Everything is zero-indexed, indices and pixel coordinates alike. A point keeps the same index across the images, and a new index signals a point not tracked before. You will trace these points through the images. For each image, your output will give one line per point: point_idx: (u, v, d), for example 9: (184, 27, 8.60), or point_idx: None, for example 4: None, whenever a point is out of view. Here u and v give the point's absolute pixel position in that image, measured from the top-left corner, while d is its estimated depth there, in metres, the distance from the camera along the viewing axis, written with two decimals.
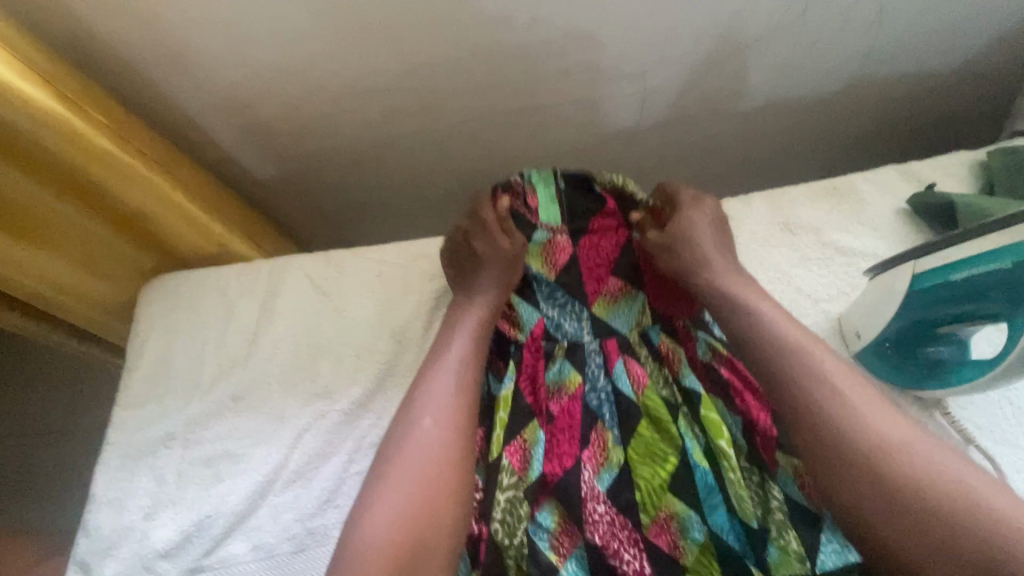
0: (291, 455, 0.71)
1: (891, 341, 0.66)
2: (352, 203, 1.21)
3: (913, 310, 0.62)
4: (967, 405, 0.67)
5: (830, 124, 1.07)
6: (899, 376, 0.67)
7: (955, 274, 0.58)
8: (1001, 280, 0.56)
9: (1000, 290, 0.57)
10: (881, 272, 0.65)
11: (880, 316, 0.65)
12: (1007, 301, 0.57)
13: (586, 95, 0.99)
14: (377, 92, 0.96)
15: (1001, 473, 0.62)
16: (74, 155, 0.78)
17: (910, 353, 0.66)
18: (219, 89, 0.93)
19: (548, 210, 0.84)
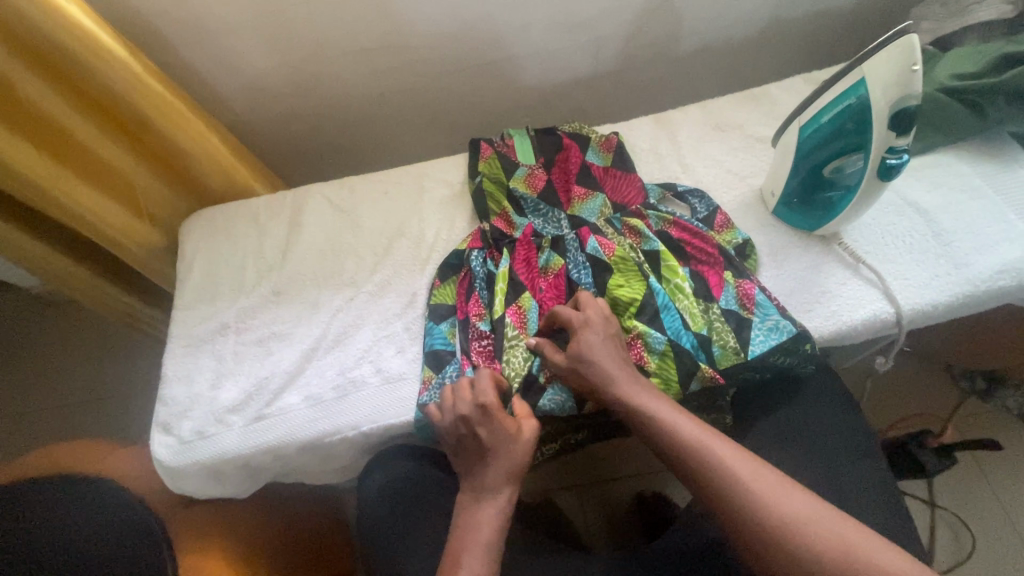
0: (328, 328, 0.85)
1: (798, 189, 0.79)
2: (353, 157, 1.36)
3: (803, 156, 0.75)
4: (860, 236, 0.80)
5: (748, 63, 1.32)
6: (806, 220, 0.81)
7: (822, 117, 0.70)
8: (851, 113, 0.67)
9: (856, 120, 0.67)
10: (782, 136, 0.78)
11: (784, 173, 0.79)
12: (858, 129, 0.68)
13: (550, 45, 1.19)
14: (373, 50, 1.13)
15: (884, 283, 0.76)
16: (142, 104, 0.89)
17: (815, 195, 0.78)
18: (242, 59, 1.09)
19: (524, 151, 0.96)
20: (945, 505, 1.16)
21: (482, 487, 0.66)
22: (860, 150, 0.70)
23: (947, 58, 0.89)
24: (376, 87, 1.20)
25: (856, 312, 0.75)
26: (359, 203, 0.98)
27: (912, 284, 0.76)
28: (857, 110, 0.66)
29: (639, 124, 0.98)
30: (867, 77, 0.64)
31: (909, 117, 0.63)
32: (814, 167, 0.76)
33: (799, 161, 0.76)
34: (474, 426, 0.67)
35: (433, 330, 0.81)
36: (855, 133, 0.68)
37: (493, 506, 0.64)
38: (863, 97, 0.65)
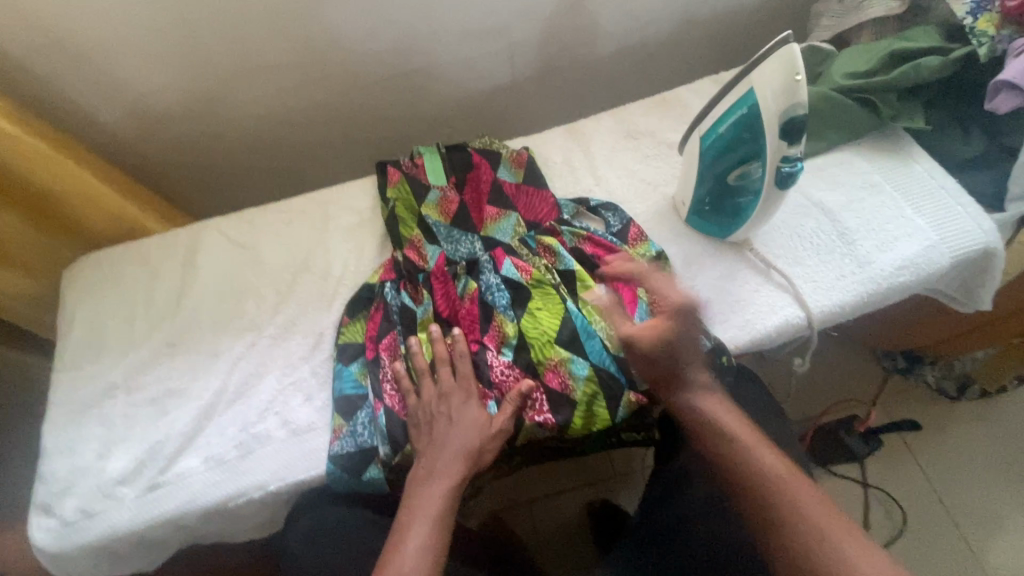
0: (229, 379, 0.78)
1: (706, 197, 0.78)
2: (265, 182, 1.28)
3: (706, 164, 0.74)
4: (769, 241, 0.80)
5: (666, 64, 1.32)
6: (718, 229, 0.80)
7: (720, 127, 0.70)
8: (744, 123, 0.67)
9: (751, 132, 0.67)
10: (687, 145, 0.77)
11: (692, 183, 0.78)
12: (752, 139, 0.67)
13: (462, 54, 1.14)
14: (270, 68, 1.05)
15: (795, 288, 0.76)
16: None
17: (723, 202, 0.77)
18: (126, 86, 1.00)
19: (435, 171, 0.91)
20: (877, 484, 1.21)
21: (440, 460, 0.66)
22: (757, 159, 0.69)
23: (841, 55, 0.91)
24: (280, 105, 1.12)
25: (767, 319, 0.75)
26: (261, 236, 0.90)
27: (819, 287, 0.77)
28: (750, 121, 0.66)
29: (551, 136, 0.95)
30: (756, 89, 0.64)
31: (798, 126, 0.63)
32: (718, 176, 0.75)
33: (704, 169, 0.75)
34: (449, 408, 0.69)
35: (342, 374, 0.76)
36: (751, 145, 0.68)
37: (447, 482, 0.65)
38: (754, 109, 0.65)
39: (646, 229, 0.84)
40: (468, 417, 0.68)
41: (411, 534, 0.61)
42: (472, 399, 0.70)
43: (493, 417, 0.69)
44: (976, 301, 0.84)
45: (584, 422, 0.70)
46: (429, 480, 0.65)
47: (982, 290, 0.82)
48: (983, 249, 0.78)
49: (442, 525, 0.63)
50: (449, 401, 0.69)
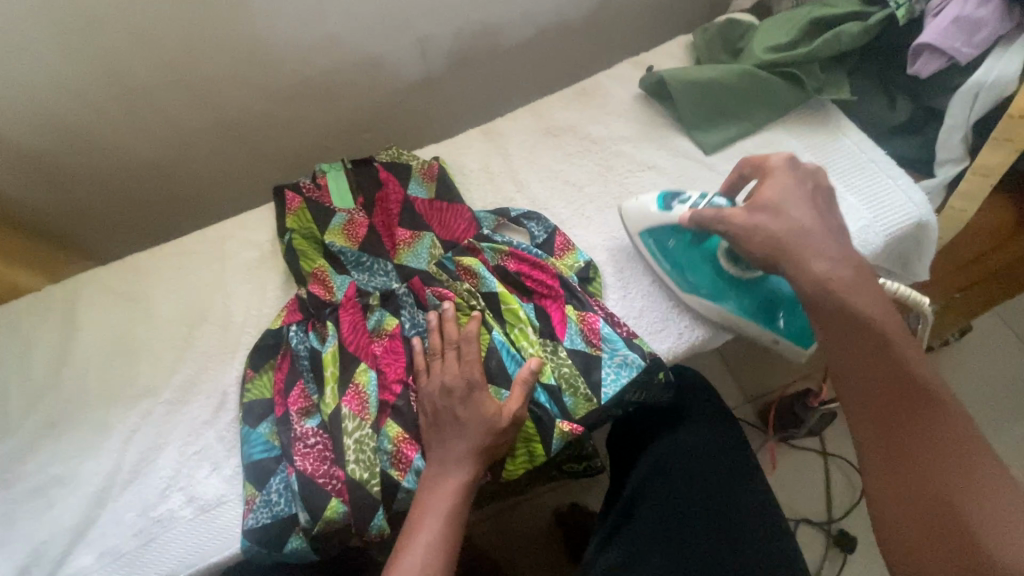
0: (123, 457, 0.69)
1: (747, 306, 0.68)
2: (167, 213, 1.14)
3: (709, 293, 0.69)
4: None
5: (591, 46, 1.25)
6: (797, 331, 0.68)
7: (681, 273, 0.70)
8: (671, 236, 0.70)
9: (678, 238, 0.69)
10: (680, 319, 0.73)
11: (724, 314, 0.69)
12: (681, 235, 0.69)
13: (364, 53, 1.04)
14: (144, 87, 0.94)
15: None
16: None
17: (769, 297, 0.67)
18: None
19: (339, 192, 0.82)
20: (836, 451, 1.23)
21: (450, 459, 0.61)
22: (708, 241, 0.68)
23: (763, 26, 0.85)
24: (167, 127, 1.01)
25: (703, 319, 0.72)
26: (149, 285, 0.80)
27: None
28: (669, 232, 0.69)
29: (466, 141, 0.87)
30: (643, 226, 0.71)
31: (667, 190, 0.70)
32: (730, 289, 0.68)
33: (699, 292, 0.70)
34: (456, 400, 0.62)
35: (250, 438, 0.67)
36: (694, 246, 0.69)
37: (458, 483, 0.60)
38: (657, 231, 0.70)
39: (572, 235, 0.78)
40: (480, 405, 0.62)
41: (417, 535, 0.58)
42: (484, 395, 0.63)
43: (505, 407, 0.62)
44: (912, 274, 0.81)
45: (522, 461, 0.66)
46: (442, 477, 0.61)
47: (918, 260, 0.80)
48: (916, 223, 0.76)
49: (453, 524, 0.59)
50: (452, 394, 0.63)
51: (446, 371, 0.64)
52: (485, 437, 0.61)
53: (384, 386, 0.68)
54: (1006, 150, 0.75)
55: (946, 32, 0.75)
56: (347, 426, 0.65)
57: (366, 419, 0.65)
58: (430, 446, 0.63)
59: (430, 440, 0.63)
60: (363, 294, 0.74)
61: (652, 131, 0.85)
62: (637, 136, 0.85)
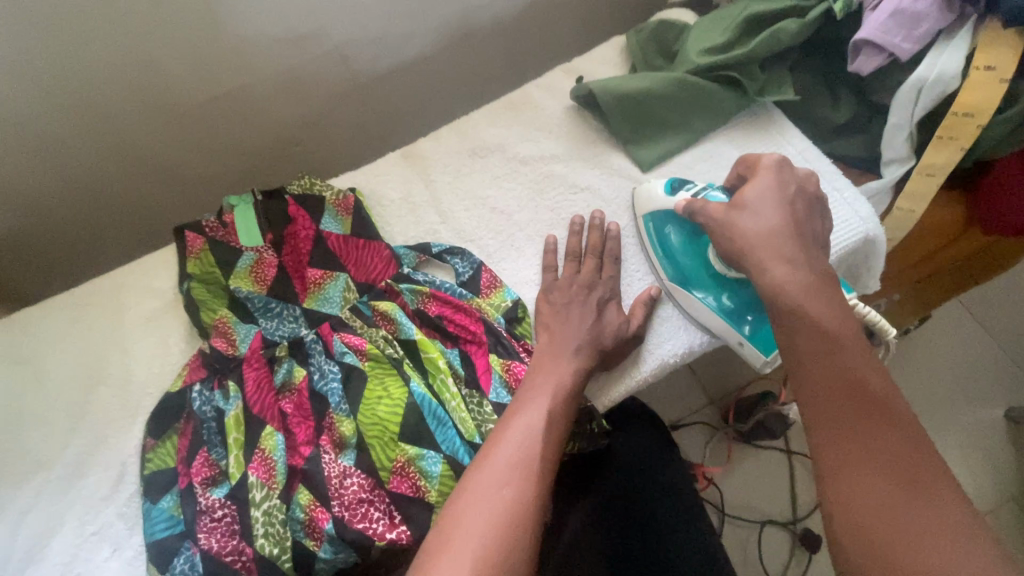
0: (14, 543, 0.63)
1: (723, 306, 0.67)
2: (80, 251, 1.05)
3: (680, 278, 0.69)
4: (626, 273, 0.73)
5: (530, 43, 1.17)
6: (755, 339, 0.66)
7: (664, 257, 0.71)
8: (667, 218, 0.70)
9: (678, 228, 0.70)
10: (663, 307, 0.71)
11: (691, 303, 0.68)
12: (672, 223, 0.70)
13: (277, 66, 0.95)
14: (25, 118, 0.84)
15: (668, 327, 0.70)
16: None
17: (749, 300, 0.66)
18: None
19: (246, 229, 0.75)
20: (800, 449, 1.21)
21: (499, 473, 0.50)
22: (697, 232, 0.69)
23: (697, 25, 0.79)
24: (63, 160, 0.91)
25: (700, 336, 0.70)
26: (41, 347, 0.73)
27: (687, 324, 0.70)
28: (670, 219, 0.70)
29: (386, 166, 0.80)
30: (647, 209, 0.72)
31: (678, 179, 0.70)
32: (714, 284, 0.67)
33: (685, 284, 0.69)
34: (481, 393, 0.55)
35: (152, 514, 0.62)
36: (694, 236, 0.69)
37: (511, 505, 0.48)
38: (658, 216, 0.71)
39: (501, 271, 0.73)
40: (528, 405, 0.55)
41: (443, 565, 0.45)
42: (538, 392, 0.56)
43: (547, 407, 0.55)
44: (861, 286, 0.78)
45: None
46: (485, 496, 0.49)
47: (867, 272, 0.76)
48: (864, 237, 0.72)
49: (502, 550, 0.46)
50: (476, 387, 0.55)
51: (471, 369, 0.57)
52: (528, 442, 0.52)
53: (293, 448, 0.63)
54: (951, 151, 0.72)
55: (885, 27, 0.70)
56: (253, 497, 0.60)
57: (273, 487, 0.60)
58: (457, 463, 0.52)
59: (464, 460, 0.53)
60: (272, 346, 0.69)
61: (585, 145, 0.80)
62: (567, 154, 0.79)
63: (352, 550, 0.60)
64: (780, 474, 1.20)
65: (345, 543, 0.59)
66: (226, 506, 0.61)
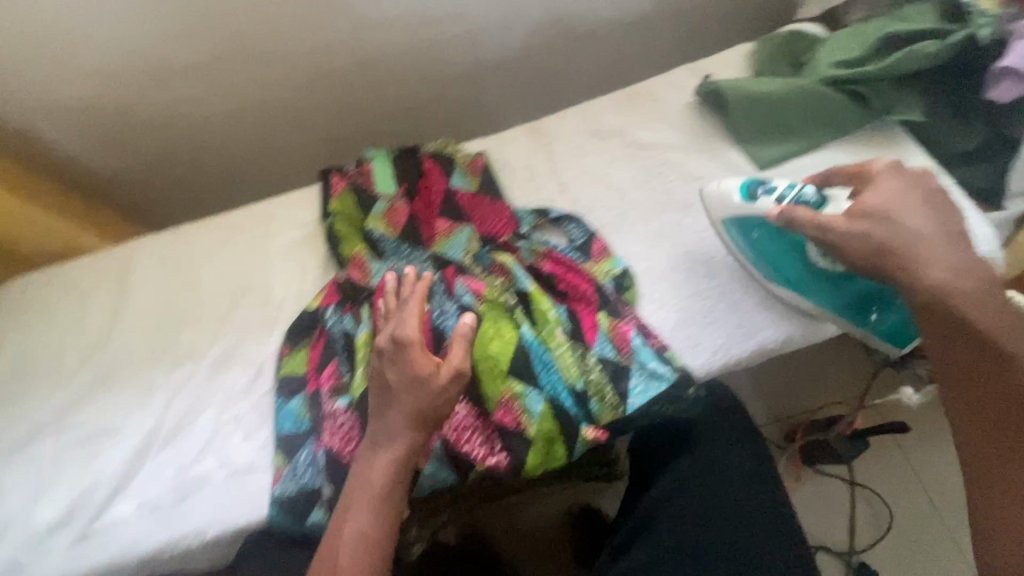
0: (164, 417, 0.73)
1: (830, 299, 0.69)
2: (215, 187, 1.18)
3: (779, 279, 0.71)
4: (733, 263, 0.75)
5: (646, 47, 1.22)
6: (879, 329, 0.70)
7: (758, 264, 0.72)
8: (759, 226, 0.70)
9: (765, 232, 0.70)
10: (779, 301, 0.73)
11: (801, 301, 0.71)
12: (766, 231, 0.70)
13: (414, 41, 1.05)
14: (202, 61, 0.97)
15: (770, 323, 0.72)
16: None
17: (864, 294, 0.69)
18: (45, 88, 0.94)
19: (384, 179, 0.84)
20: (867, 482, 1.18)
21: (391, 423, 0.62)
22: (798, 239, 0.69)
23: (832, 38, 0.81)
24: (223, 103, 1.04)
25: (800, 329, 0.71)
26: (197, 257, 0.83)
27: (784, 319, 0.72)
28: (754, 223, 0.70)
29: (512, 136, 0.87)
30: (723, 214, 0.72)
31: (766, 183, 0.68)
32: (818, 280, 0.69)
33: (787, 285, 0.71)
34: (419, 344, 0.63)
35: (282, 410, 0.70)
36: (779, 238, 0.69)
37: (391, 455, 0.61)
38: (742, 224, 0.71)
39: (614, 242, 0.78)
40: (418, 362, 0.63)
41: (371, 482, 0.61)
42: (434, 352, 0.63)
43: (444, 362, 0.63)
44: None
45: (539, 460, 0.66)
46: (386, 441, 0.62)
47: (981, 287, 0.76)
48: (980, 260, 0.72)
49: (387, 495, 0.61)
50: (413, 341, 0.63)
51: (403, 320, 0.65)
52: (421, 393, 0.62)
53: None
54: None
55: None
56: None
57: None
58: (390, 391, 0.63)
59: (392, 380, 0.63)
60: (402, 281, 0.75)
61: (704, 139, 0.83)
62: (685, 145, 0.83)
63: (453, 471, 0.66)
64: (843, 504, 1.17)
65: (450, 460, 0.66)
66: (349, 413, 0.68)
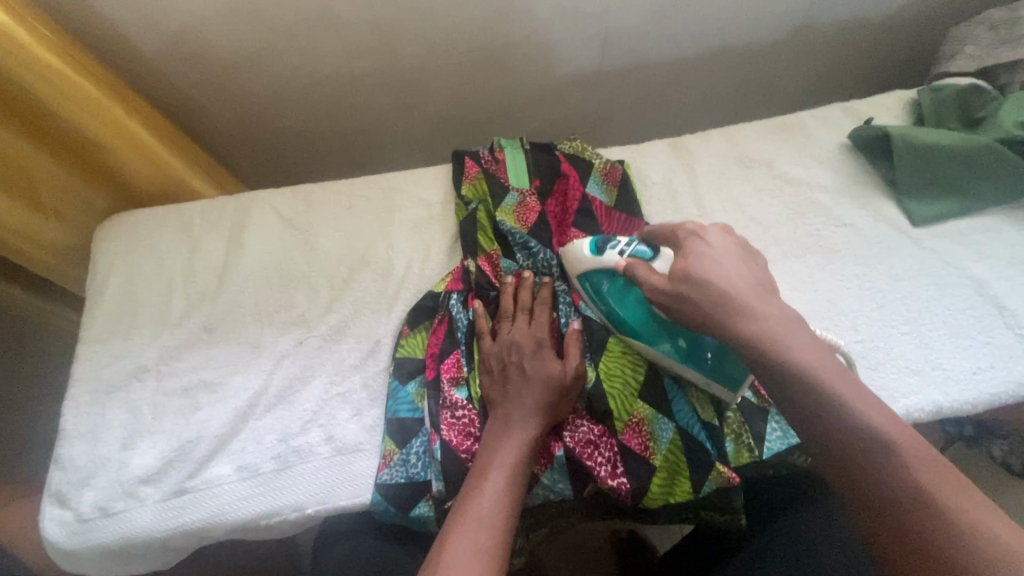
0: (270, 380, 0.70)
1: (681, 355, 0.63)
2: (313, 149, 1.15)
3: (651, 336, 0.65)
4: (878, 314, 0.71)
5: (773, 73, 1.18)
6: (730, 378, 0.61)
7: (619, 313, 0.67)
8: (605, 276, 0.66)
9: (614, 287, 0.67)
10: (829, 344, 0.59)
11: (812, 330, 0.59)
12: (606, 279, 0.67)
13: (553, 34, 1.00)
14: (342, 23, 0.91)
15: (921, 386, 0.66)
16: (39, 86, 0.72)
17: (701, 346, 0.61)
18: (165, 15, 0.85)
19: (516, 172, 0.81)
20: None
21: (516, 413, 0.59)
22: (613, 279, 0.66)
23: (1010, 99, 0.78)
24: (347, 69, 0.98)
25: (954, 398, 0.65)
26: (316, 218, 0.81)
27: (936, 384, 0.66)
28: (604, 275, 0.67)
29: (653, 149, 0.85)
30: (581, 269, 0.68)
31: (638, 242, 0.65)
32: (665, 336, 0.63)
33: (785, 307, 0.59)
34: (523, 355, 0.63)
35: (398, 393, 0.67)
36: (626, 289, 0.66)
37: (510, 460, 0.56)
38: (593, 275, 0.67)
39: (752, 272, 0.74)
40: (546, 364, 0.62)
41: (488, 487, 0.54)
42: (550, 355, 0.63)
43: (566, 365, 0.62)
44: None
45: (662, 491, 0.62)
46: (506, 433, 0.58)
47: None
48: None
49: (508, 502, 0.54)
50: (522, 349, 0.63)
51: (516, 330, 0.66)
52: (552, 386, 0.60)
53: None
54: None
55: None
56: None
57: None
58: (496, 402, 0.62)
59: (495, 398, 0.62)
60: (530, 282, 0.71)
61: (853, 184, 0.80)
62: (836, 187, 0.80)
63: (570, 484, 0.63)
64: None
65: (567, 471, 0.63)
66: (468, 409, 0.65)
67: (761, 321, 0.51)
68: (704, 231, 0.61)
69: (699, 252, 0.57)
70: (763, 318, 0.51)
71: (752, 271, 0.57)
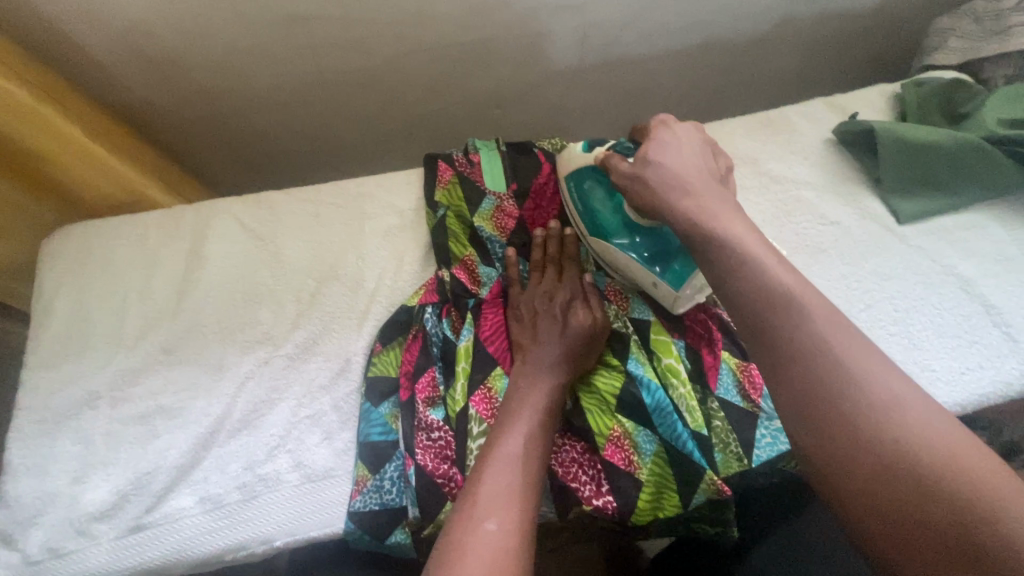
0: (234, 404, 0.66)
1: (645, 255, 0.65)
2: (281, 149, 1.10)
3: (618, 231, 0.67)
4: (866, 316, 0.69)
5: (755, 66, 1.15)
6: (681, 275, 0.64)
7: (592, 211, 0.69)
8: (591, 176, 0.69)
9: (596, 183, 0.69)
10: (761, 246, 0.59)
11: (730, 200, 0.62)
12: (590, 178, 0.69)
13: (530, 27, 0.95)
14: (305, 17, 0.85)
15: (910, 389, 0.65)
16: None
17: (663, 240, 0.64)
18: (107, 9, 0.78)
19: (493, 173, 0.76)
20: None
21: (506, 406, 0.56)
22: (597, 179, 0.69)
23: (994, 93, 0.77)
24: (313, 65, 0.93)
25: (942, 401, 0.64)
26: (282, 227, 0.77)
27: (925, 388, 0.65)
28: (588, 173, 0.69)
29: None
30: (569, 167, 0.71)
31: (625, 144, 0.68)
32: (632, 235, 0.66)
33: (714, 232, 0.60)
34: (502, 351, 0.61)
35: (370, 415, 0.64)
36: (604, 191, 0.69)
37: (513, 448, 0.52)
38: (578, 172, 0.70)
39: None
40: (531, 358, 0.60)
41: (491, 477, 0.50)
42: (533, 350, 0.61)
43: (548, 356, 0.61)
44: None
45: (649, 507, 0.60)
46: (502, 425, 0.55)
47: None
48: None
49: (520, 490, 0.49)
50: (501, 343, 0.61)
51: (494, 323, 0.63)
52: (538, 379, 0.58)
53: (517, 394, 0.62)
54: None
55: None
56: (472, 429, 0.60)
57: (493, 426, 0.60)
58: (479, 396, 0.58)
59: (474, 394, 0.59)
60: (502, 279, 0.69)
61: (839, 183, 0.78)
62: (821, 187, 0.78)
63: (554, 504, 0.61)
64: None
65: (552, 495, 0.61)
66: (444, 428, 0.61)
67: (698, 197, 0.54)
68: (676, 122, 0.63)
69: (661, 139, 0.60)
70: (700, 195, 0.55)
71: (709, 163, 0.60)
